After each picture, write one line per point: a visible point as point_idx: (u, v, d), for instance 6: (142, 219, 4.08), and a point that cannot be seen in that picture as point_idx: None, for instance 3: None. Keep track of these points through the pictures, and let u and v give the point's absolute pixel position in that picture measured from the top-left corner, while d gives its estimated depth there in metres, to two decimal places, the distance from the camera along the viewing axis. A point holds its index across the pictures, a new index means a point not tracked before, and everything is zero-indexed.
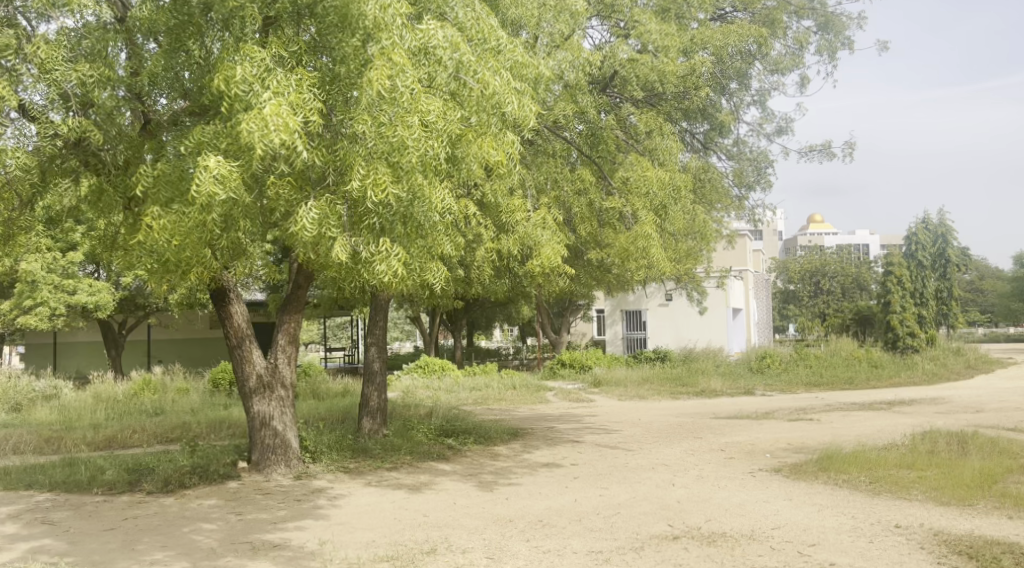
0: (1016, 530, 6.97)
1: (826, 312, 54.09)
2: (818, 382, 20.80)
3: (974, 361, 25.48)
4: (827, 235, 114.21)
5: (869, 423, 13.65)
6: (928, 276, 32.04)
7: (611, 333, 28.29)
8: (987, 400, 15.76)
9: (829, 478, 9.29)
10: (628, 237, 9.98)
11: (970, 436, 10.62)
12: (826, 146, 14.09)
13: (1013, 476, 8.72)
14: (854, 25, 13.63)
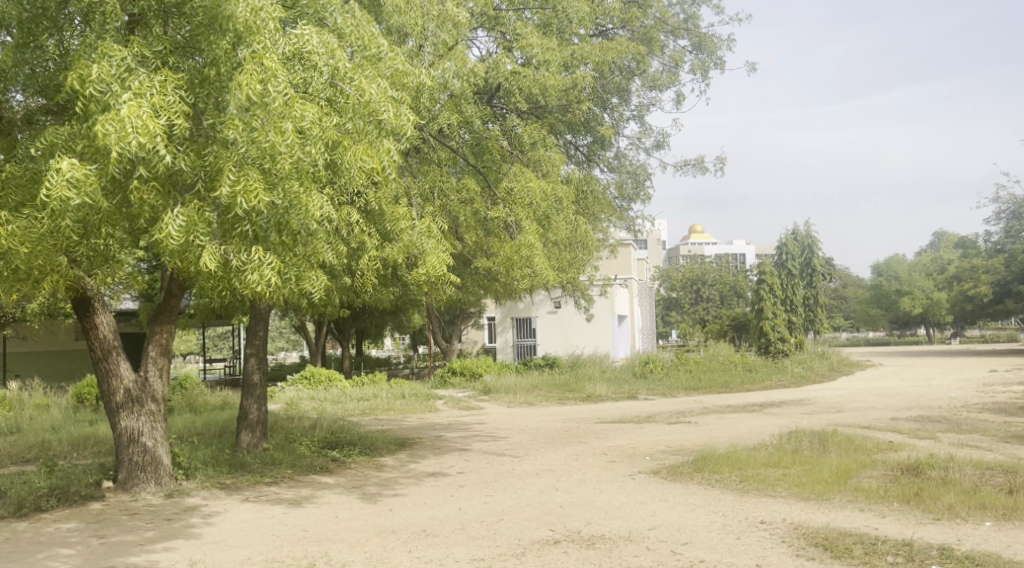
0: (866, 521, 7.47)
1: (706, 319, 56.36)
2: (697, 385, 21.60)
3: (837, 365, 27.16)
4: (706, 245, 119.07)
5: (743, 425, 14.30)
6: (796, 284, 33.95)
7: (501, 340, 28.62)
8: (847, 401, 16.85)
9: (703, 478, 9.68)
10: (513, 247, 10.11)
11: (831, 435, 11.31)
12: (699, 159, 14.74)
13: (867, 471, 9.33)
14: (726, 46, 14.36)
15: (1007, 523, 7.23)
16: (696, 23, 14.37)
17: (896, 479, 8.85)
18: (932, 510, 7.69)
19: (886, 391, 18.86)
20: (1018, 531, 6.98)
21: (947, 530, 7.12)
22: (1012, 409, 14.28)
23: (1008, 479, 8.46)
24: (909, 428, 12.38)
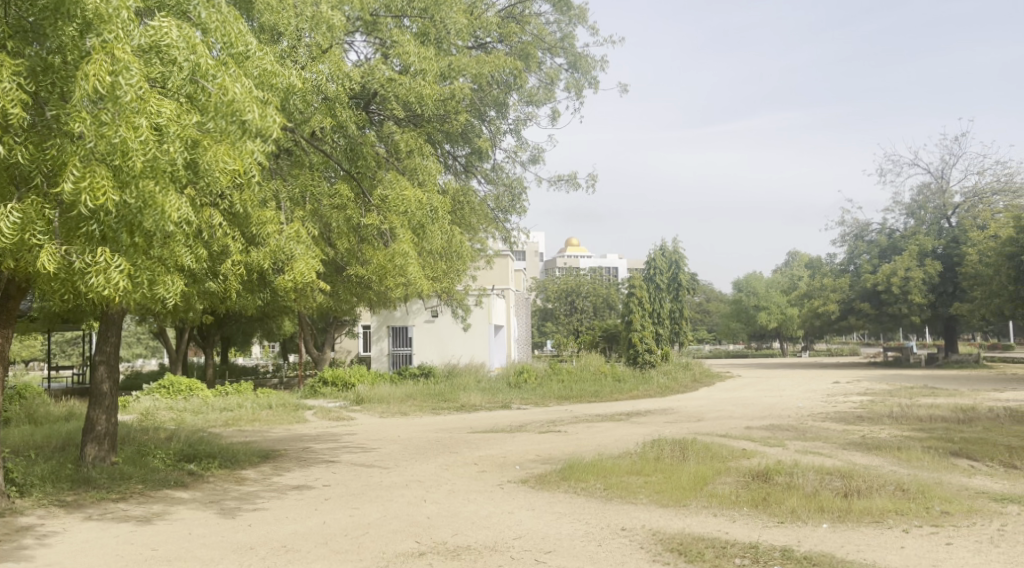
0: (718, 525, 7.83)
1: (580, 329, 57.57)
2: (569, 395, 22.02)
3: (699, 376, 28.37)
4: (582, 257, 121.94)
5: (611, 434, 14.68)
6: (664, 298, 35.26)
7: (376, 349, 28.14)
8: (707, 411, 17.64)
9: (569, 486, 9.85)
10: (386, 255, 10.01)
11: (691, 443, 11.77)
12: (573, 176, 15.10)
13: (722, 478, 9.77)
14: (601, 67, 14.80)
15: (843, 524, 7.75)
16: (572, 43, 14.73)
17: (747, 485, 9.31)
18: (777, 514, 8.14)
19: (743, 400, 19.85)
20: (851, 531, 7.50)
21: (789, 532, 7.56)
22: (853, 418, 15.35)
23: (845, 483, 9.07)
24: (762, 436, 13.06)
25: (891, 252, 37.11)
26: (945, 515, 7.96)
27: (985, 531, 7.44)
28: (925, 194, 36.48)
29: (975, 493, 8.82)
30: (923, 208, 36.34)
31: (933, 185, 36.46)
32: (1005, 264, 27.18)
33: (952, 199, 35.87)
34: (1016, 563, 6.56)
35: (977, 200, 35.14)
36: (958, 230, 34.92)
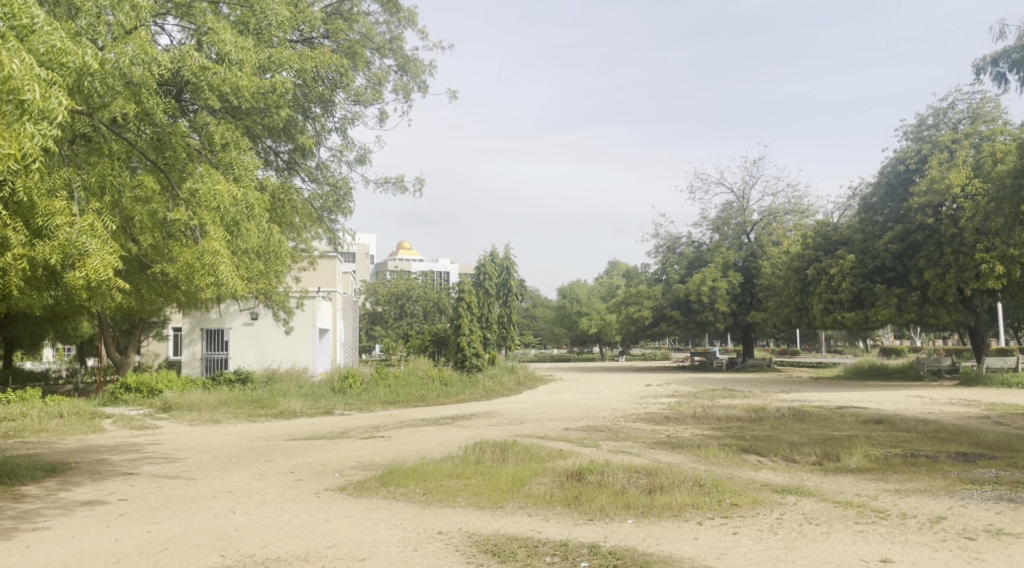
0: (532, 525, 7.99)
1: (409, 334, 57.23)
2: (394, 400, 21.73)
3: (524, 380, 28.96)
4: (413, 261, 121.46)
5: (434, 438, 14.63)
6: (491, 303, 35.73)
7: (187, 353, 26.50)
8: (529, 414, 18.02)
9: (388, 492, 9.70)
10: (194, 253, 9.45)
11: (511, 445, 11.95)
12: (400, 179, 14.97)
13: (538, 478, 10.00)
14: (430, 72, 14.78)
15: (646, 519, 8.15)
16: (400, 45, 14.58)
17: (562, 484, 9.57)
18: (587, 511, 8.43)
19: (562, 403, 20.45)
20: (654, 526, 7.90)
21: (597, 528, 7.85)
22: (663, 419, 16.23)
23: (651, 480, 9.54)
24: (579, 437, 13.48)
25: (698, 264, 39.78)
26: (734, 507, 8.57)
27: (767, 520, 8.10)
28: (728, 211, 39.43)
29: (761, 485, 9.58)
30: (727, 224, 39.22)
31: (736, 204, 39.51)
32: (794, 277, 29.86)
33: (751, 217, 39.03)
34: (790, 548, 7.20)
35: (772, 218, 38.41)
36: (757, 244, 38.01)
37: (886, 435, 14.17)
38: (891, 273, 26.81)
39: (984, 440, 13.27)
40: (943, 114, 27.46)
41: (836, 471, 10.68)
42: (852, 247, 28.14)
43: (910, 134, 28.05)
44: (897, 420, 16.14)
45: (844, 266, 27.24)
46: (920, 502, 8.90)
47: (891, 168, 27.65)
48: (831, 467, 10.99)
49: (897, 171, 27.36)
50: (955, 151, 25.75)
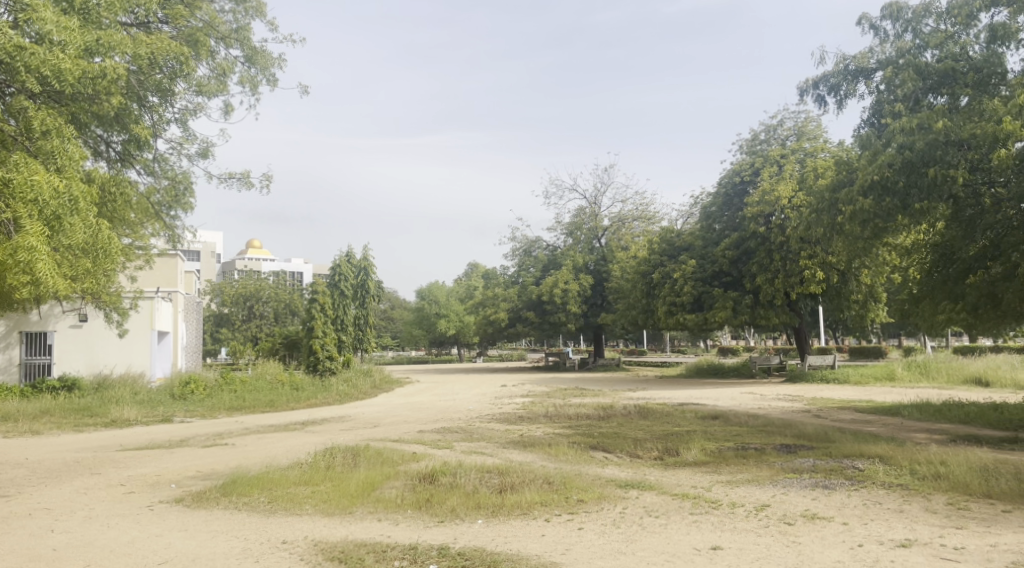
0: (381, 530, 7.86)
1: (259, 337, 55.02)
2: (240, 406, 20.81)
3: (379, 383, 28.55)
4: (264, 261, 117.10)
5: (281, 444, 14.11)
6: (347, 305, 35.01)
7: (3, 358, 23.90)
8: (382, 417, 17.76)
9: (229, 502, 9.26)
10: (7, 248, 8.67)
11: (362, 450, 11.72)
12: (246, 174, 14.35)
13: (390, 482, 9.85)
14: (280, 65, 14.29)
15: (495, 519, 8.21)
16: (247, 35, 14.01)
17: (414, 487, 9.49)
18: (437, 513, 8.40)
19: (416, 405, 20.32)
20: (503, 525, 7.97)
21: (447, 530, 7.83)
22: (515, 419, 16.43)
23: (502, 479, 9.63)
24: (432, 439, 13.42)
25: (552, 267, 40.68)
26: (580, 503, 8.79)
27: (610, 515, 8.36)
28: (581, 216, 40.62)
29: (607, 481, 9.88)
30: (579, 229, 40.33)
31: (587, 210, 40.75)
32: (641, 281, 31.09)
33: (602, 222, 40.33)
34: (631, 540, 7.48)
35: (621, 224, 39.90)
36: (607, 249, 39.38)
37: (721, 429, 14.99)
38: (729, 278, 28.39)
39: (805, 432, 14.33)
40: (774, 130, 29.51)
41: (676, 465, 11.20)
42: (693, 252, 29.61)
43: (746, 148, 29.92)
44: (730, 415, 17.12)
45: (686, 270, 28.74)
46: (748, 492, 9.48)
47: (728, 179, 29.37)
48: (671, 461, 11.52)
49: (734, 183, 29.09)
50: (783, 165, 27.76)
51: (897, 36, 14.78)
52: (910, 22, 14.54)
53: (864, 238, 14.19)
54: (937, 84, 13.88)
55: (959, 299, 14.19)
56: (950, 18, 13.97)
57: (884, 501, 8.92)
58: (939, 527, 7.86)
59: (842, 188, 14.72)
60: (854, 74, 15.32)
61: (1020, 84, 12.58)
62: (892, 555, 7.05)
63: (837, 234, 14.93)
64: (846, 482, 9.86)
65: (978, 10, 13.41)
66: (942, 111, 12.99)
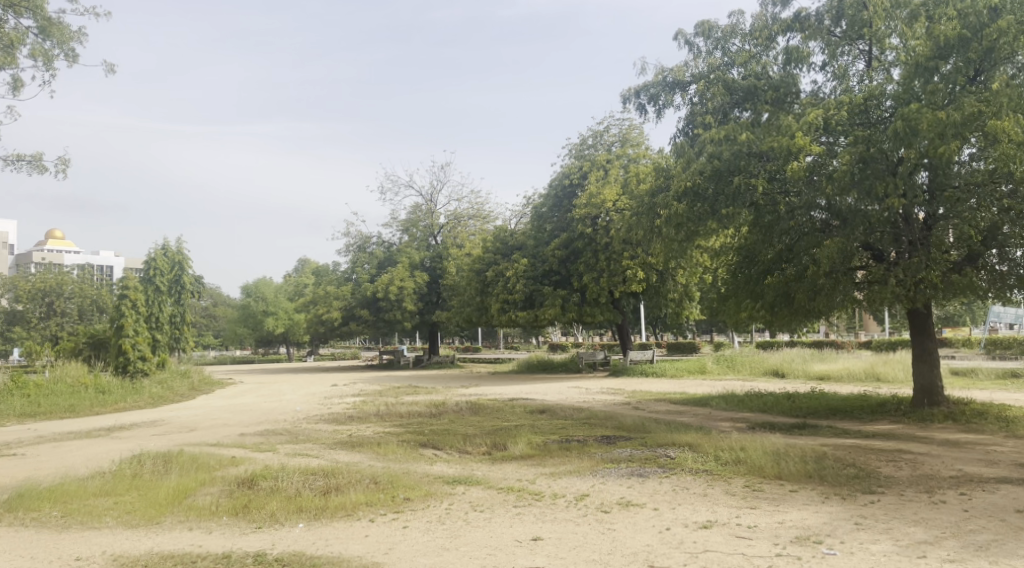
0: (191, 540, 7.50)
1: (60, 336, 50.63)
2: (35, 413, 19.08)
3: (197, 384, 27.17)
4: (69, 254, 107.86)
5: (82, 452, 13.10)
6: (162, 300, 33.00)
7: None
8: (199, 420, 16.91)
9: (16, 518, 8.48)
10: None
11: (175, 456, 11.11)
12: (37, 157, 13.20)
13: (204, 489, 9.41)
14: (80, 39, 13.25)
15: (316, 522, 8.05)
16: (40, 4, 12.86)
17: (230, 493, 9.12)
18: (255, 519, 8.11)
19: (240, 407, 19.48)
20: (324, 528, 7.85)
21: (263, 536, 7.60)
22: (343, 419, 16.17)
23: (327, 481, 9.46)
24: (253, 442, 12.96)
25: (387, 263, 40.28)
26: (406, 501, 8.79)
27: (435, 511, 8.43)
28: (417, 214, 40.66)
29: (434, 478, 9.96)
30: (415, 226, 40.35)
31: (424, 207, 40.90)
32: (475, 279, 31.47)
33: (438, 220, 40.57)
34: (453, 536, 7.58)
35: (456, 223, 40.26)
36: (441, 247, 39.57)
37: (547, 423, 15.50)
38: (557, 277, 29.35)
39: (624, 423, 15.11)
40: (600, 136, 30.76)
41: (502, 459, 11.46)
42: (525, 252, 30.32)
43: (574, 152, 31.03)
44: (556, 409, 17.73)
45: (518, 269, 29.39)
46: (569, 483, 9.89)
47: (559, 182, 30.40)
48: (497, 455, 11.77)
49: (563, 185, 30.18)
50: (609, 170, 29.10)
51: (707, 53, 15.87)
52: (719, 40, 15.66)
53: (678, 240, 15.11)
54: (742, 99, 15.05)
55: (758, 298, 15.49)
56: (753, 39, 15.22)
57: (691, 486, 9.59)
58: (736, 508, 8.56)
59: (659, 193, 15.59)
60: (672, 86, 16.28)
61: (810, 104, 13.95)
62: (696, 536, 7.59)
63: (654, 236, 15.79)
64: (659, 470, 10.49)
65: (776, 34, 14.76)
66: (746, 124, 14.21)
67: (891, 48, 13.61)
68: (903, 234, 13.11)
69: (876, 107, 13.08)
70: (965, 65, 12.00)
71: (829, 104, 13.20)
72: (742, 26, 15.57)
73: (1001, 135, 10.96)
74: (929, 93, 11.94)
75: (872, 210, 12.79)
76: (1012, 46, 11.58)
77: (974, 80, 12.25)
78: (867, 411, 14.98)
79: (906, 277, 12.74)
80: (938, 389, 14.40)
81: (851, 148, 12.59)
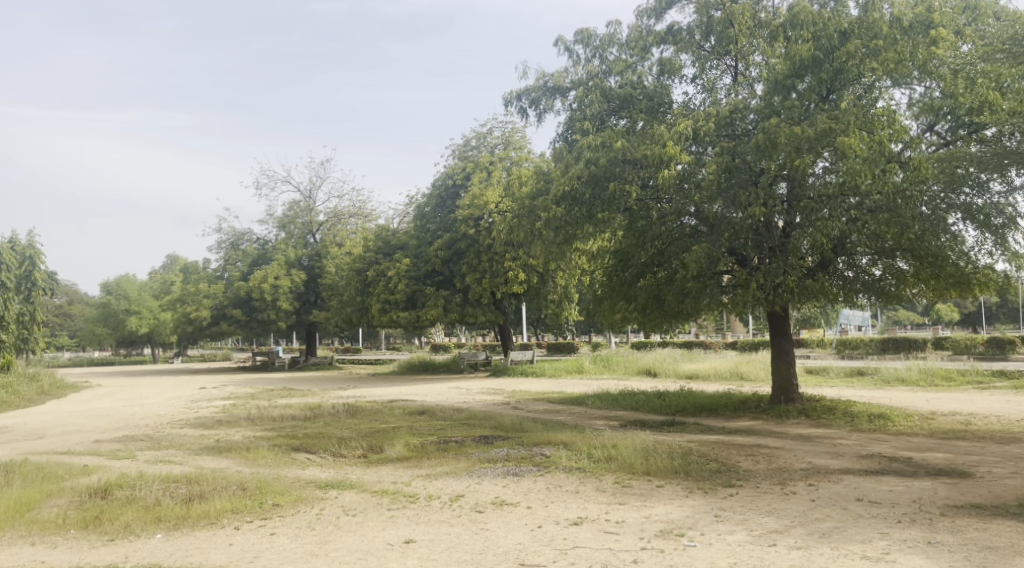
0: (34, 556, 7.03)
1: None
2: None
3: (48, 388, 25.42)
4: None
5: None
6: (10, 298, 30.71)
7: None
8: (49, 426, 15.84)
9: None
10: None
11: (19, 466, 10.36)
12: None
13: (52, 500, 8.84)
14: None
15: (176, 532, 7.73)
16: None
17: (81, 504, 8.61)
18: (108, 532, 7.69)
19: (97, 412, 18.39)
20: (183, 538, 7.54)
21: (116, 549, 7.22)
22: (210, 423, 15.56)
23: (190, 488, 9.09)
24: (110, 449, 12.27)
25: (262, 261, 39.03)
26: (274, 507, 8.57)
27: (305, 517, 8.25)
28: (294, 210, 39.63)
29: (305, 483, 9.74)
30: (292, 223, 39.31)
31: (302, 203, 39.91)
32: (355, 278, 30.91)
33: (317, 218, 39.69)
34: (323, 541, 7.45)
35: (336, 220, 39.52)
36: (320, 245, 38.72)
37: (425, 424, 15.46)
38: (440, 277, 29.31)
39: (502, 423, 15.27)
40: (483, 138, 30.92)
41: (377, 462, 11.35)
42: (407, 251, 30.09)
43: (457, 152, 31.08)
44: (435, 410, 17.70)
45: (400, 269, 29.07)
46: (445, 483, 9.90)
47: (442, 182, 30.41)
48: (372, 458, 11.64)
49: (446, 185, 30.24)
50: (492, 171, 29.34)
51: (586, 60, 16.29)
52: (597, 48, 16.09)
53: (556, 242, 15.39)
54: (619, 107, 15.48)
55: (632, 300, 15.99)
56: (630, 49, 15.75)
57: (563, 484, 9.81)
58: (605, 504, 8.81)
59: (539, 197, 15.81)
60: (552, 91, 16.57)
61: (681, 115, 14.54)
62: (566, 533, 7.76)
63: (534, 239, 16.02)
64: (533, 469, 10.66)
65: (651, 45, 15.32)
66: (622, 132, 14.61)
67: (755, 64, 14.38)
68: (765, 241, 13.72)
69: (742, 120, 13.79)
70: (817, 84, 12.93)
71: (699, 115, 13.83)
72: (620, 36, 16.06)
73: (848, 151, 11.93)
74: (788, 108, 12.80)
75: (736, 217, 13.31)
76: (859, 68, 12.77)
77: (826, 99, 13.21)
78: (731, 407, 15.77)
79: (766, 282, 13.52)
80: (794, 386, 15.32)
81: (717, 158, 13.29)
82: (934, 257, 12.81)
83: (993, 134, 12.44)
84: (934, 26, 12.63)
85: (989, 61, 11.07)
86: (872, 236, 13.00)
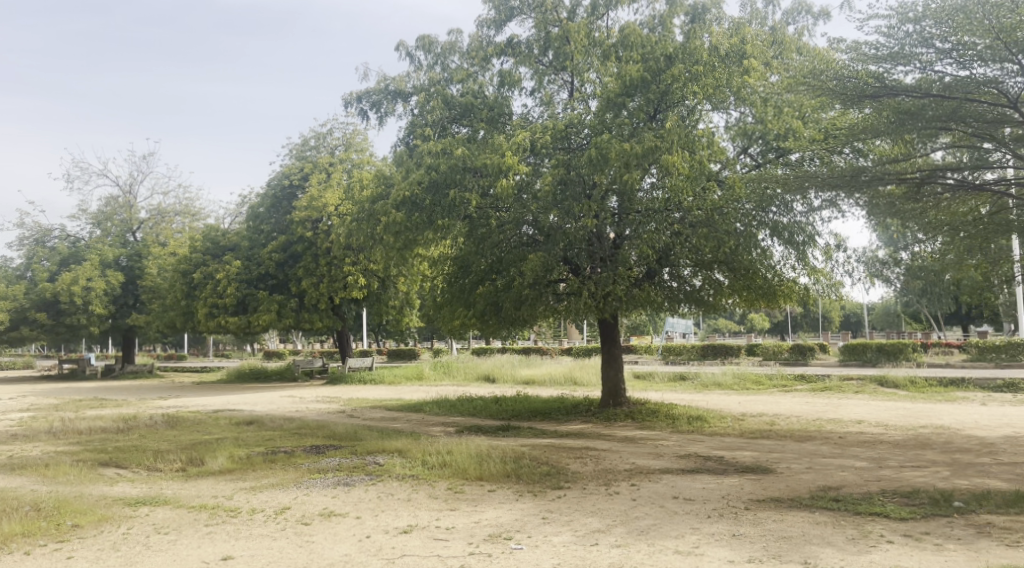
0: None
1: None
2: None
3: None
4: None
5: None
6: None
7: None
8: None
9: None
10: None
11: None
12: None
13: None
14: None
15: None
16: None
17: None
18: None
19: None
20: None
21: None
22: (5, 438, 14.16)
23: None
24: None
25: (72, 261, 35.96)
26: (74, 529, 7.90)
27: (110, 538, 7.66)
28: (112, 206, 36.88)
29: (113, 501, 9.05)
30: (109, 220, 36.55)
31: (120, 199, 37.19)
32: (180, 281, 29.14)
33: (137, 215, 37.12)
34: (129, 563, 6.95)
35: (160, 218, 37.14)
36: (141, 244, 36.24)
37: (252, 435, 14.82)
38: (274, 280, 28.24)
39: (334, 431, 14.90)
40: (323, 138, 30.13)
41: (197, 475, 10.74)
42: (239, 253, 28.79)
43: (294, 152, 30.10)
44: (263, 419, 17.01)
45: (230, 272, 27.66)
46: (270, 496, 9.52)
47: (277, 182, 29.38)
48: (192, 471, 11.01)
49: (282, 186, 29.23)
50: (331, 173, 28.66)
51: (428, 66, 16.27)
52: (439, 55, 16.10)
53: (396, 247, 15.23)
54: (460, 115, 15.57)
55: (470, 306, 16.07)
56: (471, 58, 15.89)
57: (394, 492, 9.69)
58: (435, 511, 8.79)
59: (379, 200, 15.59)
60: (393, 95, 16.41)
61: (520, 126, 14.80)
62: (394, 542, 7.67)
63: (374, 244, 15.77)
64: (365, 478, 10.47)
65: (491, 56, 15.50)
66: (462, 140, 14.68)
67: (590, 81, 14.91)
68: (596, 251, 14.29)
69: (576, 135, 14.16)
70: (646, 104, 13.59)
71: (536, 128, 14.17)
72: (461, 45, 16.17)
73: (672, 169, 12.64)
74: (618, 126, 13.35)
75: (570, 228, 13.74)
76: (682, 92, 13.44)
77: (653, 118, 13.91)
78: (563, 411, 16.24)
79: (597, 290, 13.99)
80: (622, 391, 15.97)
81: (553, 170, 13.66)
82: (746, 270, 13.82)
83: (797, 159, 13.61)
84: (746, 57, 13.65)
85: (793, 91, 12.01)
86: (693, 249, 13.78)
